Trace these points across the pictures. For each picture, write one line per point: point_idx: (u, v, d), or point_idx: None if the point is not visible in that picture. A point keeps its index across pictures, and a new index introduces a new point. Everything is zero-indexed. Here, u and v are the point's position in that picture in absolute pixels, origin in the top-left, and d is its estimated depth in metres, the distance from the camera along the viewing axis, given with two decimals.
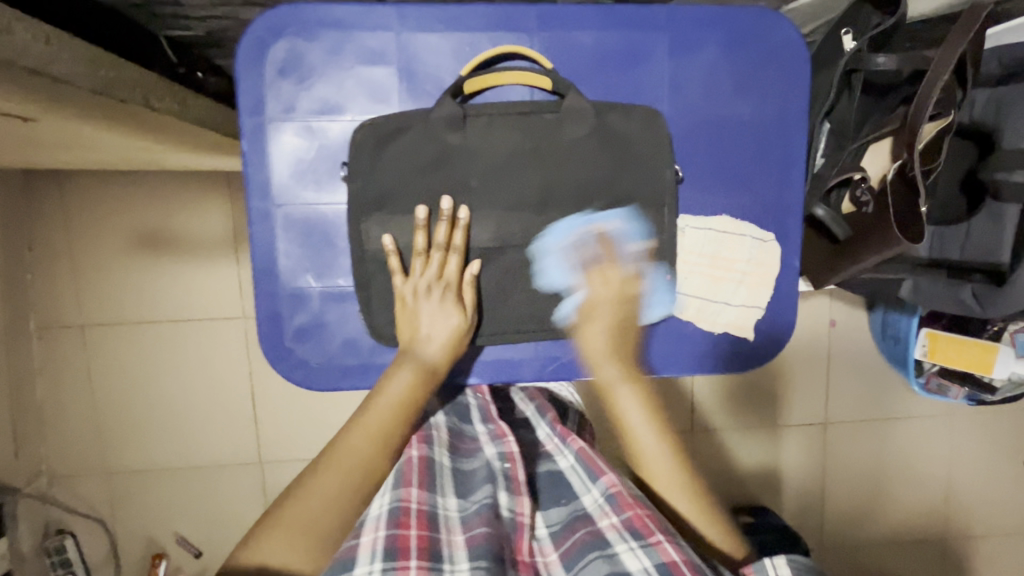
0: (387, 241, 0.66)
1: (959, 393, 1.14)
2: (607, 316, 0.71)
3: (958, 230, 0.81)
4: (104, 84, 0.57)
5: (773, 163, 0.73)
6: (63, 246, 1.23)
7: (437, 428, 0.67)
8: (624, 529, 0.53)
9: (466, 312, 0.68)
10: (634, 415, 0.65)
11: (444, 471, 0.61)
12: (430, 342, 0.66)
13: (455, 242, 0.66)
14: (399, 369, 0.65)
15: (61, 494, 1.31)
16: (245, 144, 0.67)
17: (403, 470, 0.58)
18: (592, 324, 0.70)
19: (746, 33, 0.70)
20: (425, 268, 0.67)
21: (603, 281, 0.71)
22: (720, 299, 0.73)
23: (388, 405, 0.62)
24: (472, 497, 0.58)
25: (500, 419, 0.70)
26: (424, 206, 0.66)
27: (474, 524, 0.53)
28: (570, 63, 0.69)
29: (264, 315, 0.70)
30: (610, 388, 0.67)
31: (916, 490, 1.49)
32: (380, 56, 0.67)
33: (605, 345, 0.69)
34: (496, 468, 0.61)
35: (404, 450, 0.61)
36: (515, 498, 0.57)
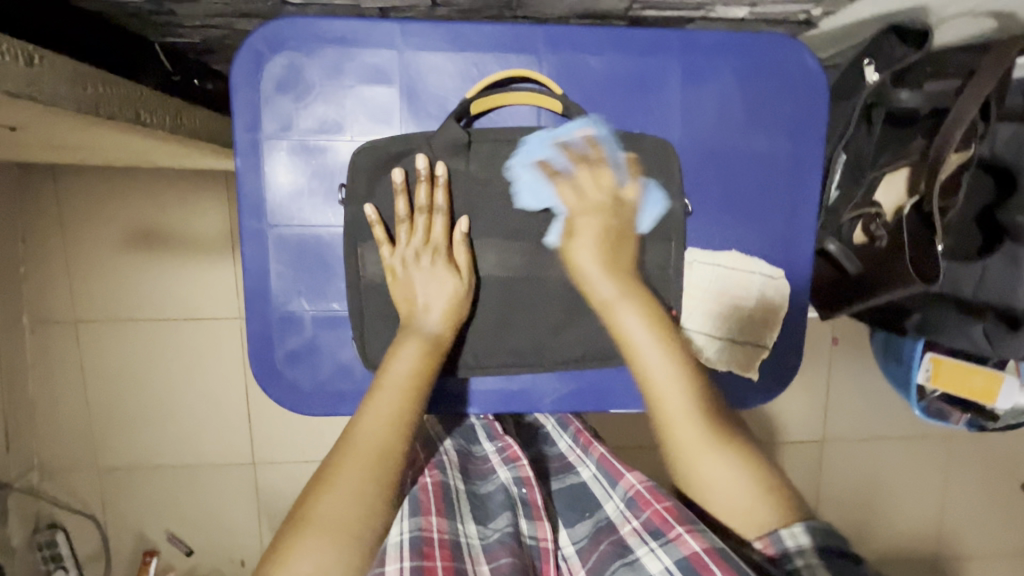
0: (370, 211, 0.63)
1: (961, 419, 1.09)
2: (591, 229, 0.65)
3: (971, 270, 0.78)
4: (91, 100, 0.54)
5: (785, 195, 0.71)
6: (56, 240, 1.20)
7: (448, 454, 0.66)
8: (644, 530, 0.54)
9: (460, 275, 0.64)
10: (637, 331, 0.60)
11: (461, 497, 0.59)
12: (429, 310, 0.63)
13: (438, 202, 0.63)
14: (402, 344, 0.61)
15: (51, 488, 1.30)
16: (240, 162, 0.65)
17: (420, 497, 0.55)
18: (582, 232, 0.64)
19: (763, 62, 0.68)
20: (411, 236, 0.64)
21: (587, 189, 0.66)
22: (725, 334, 0.71)
23: (403, 380, 0.59)
24: (493, 525, 0.57)
25: (509, 437, 0.69)
26: (400, 168, 0.63)
27: (498, 553, 0.52)
28: (580, 87, 0.66)
29: (255, 338, 0.68)
30: (609, 307, 0.62)
31: (911, 511, 1.48)
32: (382, 75, 0.64)
33: (590, 259, 0.63)
34: (512, 493, 0.60)
35: (418, 477, 0.59)
36: (535, 524, 0.58)
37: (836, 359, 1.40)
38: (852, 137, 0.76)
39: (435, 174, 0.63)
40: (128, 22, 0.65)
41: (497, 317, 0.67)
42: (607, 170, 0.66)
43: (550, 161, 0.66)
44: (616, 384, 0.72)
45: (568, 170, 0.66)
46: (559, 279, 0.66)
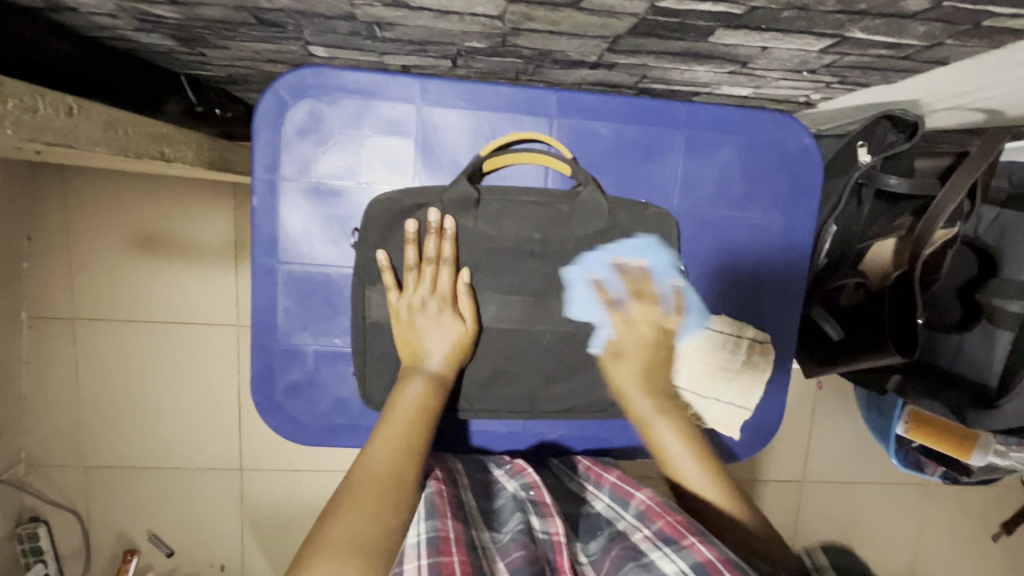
0: (382, 257, 0.65)
1: (936, 471, 1.15)
2: (636, 357, 0.68)
3: (950, 343, 0.81)
4: (119, 142, 0.57)
5: (775, 264, 0.74)
6: (63, 239, 1.22)
7: (460, 473, 0.67)
8: (657, 538, 0.53)
9: (465, 320, 0.66)
10: (674, 446, 0.61)
11: (472, 509, 0.61)
12: (433, 355, 0.65)
13: (446, 253, 0.65)
14: (407, 382, 0.63)
15: (37, 483, 1.30)
16: (256, 201, 0.67)
17: (436, 501, 0.56)
18: (627, 362, 0.68)
19: (763, 138, 0.72)
20: (418, 284, 0.66)
21: (639, 320, 0.70)
22: (719, 398, 0.74)
23: (409, 412, 0.60)
24: (506, 528, 0.58)
25: (516, 459, 0.72)
26: (414, 221, 0.65)
27: (512, 549, 0.53)
28: (586, 151, 0.69)
29: (257, 369, 0.71)
30: (646, 424, 0.64)
31: (882, 556, 1.52)
32: (400, 128, 0.67)
33: (632, 383, 0.67)
34: (522, 500, 0.62)
35: (431, 484, 0.59)
36: (547, 521, 0.58)
37: (819, 404, 1.43)
38: (840, 210, 0.78)
39: (444, 227, 0.65)
40: (156, 59, 0.68)
41: (493, 366, 0.69)
42: (657, 302, 0.70)
43: (606, 282, 0.69)
44: (595, 431, 0.77)
45: (626, 305, 0.70)
46: (555, 334, 0.69)
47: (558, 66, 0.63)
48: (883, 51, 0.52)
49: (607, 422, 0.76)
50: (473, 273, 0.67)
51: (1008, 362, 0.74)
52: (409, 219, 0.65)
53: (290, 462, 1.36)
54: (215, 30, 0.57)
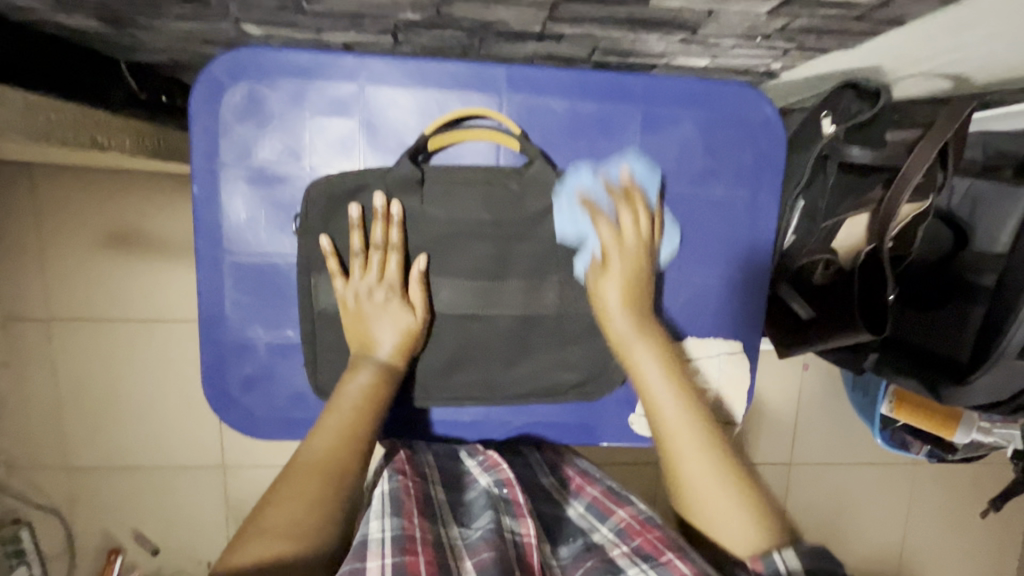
0: (325, 241, 0.62)
1: (921, 450, 1.14)
2: (623, 268, 0.64)
3: (922, 319, 0.79)
4: (45, 129, 0.55)
5: (739, 240, 0.72)
6: (28, 238, 1.19)
7: (429, 465, 0.67)
8: (635, 555, 0.56)
9: (415, 309, 0.63)
10: (654, 377, 0.62)
11: (442, 504, 0.62)
12: (380, 343, 0.62)
13: (393, 240, 0.62)
14: (355, 373, 0.61)
15: (17, 485, 1.29)
16: (197, 189, 0.65)
17: (403, 497, 0.58)
18: (617, 270, 0.64)
19: (723, 110, 0.69)
20: (365, 272, 0.63)
21: (631, 232, 0.65)
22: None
23: (354, 402, 0.60)
24: (475, 524, 0.59)
25: (489, 450, 0.70)
26: (358, 205, 0.61)
27: (480, 549, 0.54)
28: (538, 128, 0.67)
29: (207, 362, 0.69)
30: (625, 345, 0.63)
31: (871, 535, 1.51)
32: (344, 108, 0.65)
33: (620, 299, 0.63)
34: (494, 496, 0.62)
35: (399, 478, 0.61)
36: (517, 520, 0.59)
37: (803, 385, 1.42)
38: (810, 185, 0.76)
39: (390, 213, 0.61)
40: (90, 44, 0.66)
41: (450, 352, 0.67)
42: (644, 210, 0.66)
43: (593, 196, 0.66)
44: (560, 420, 0.74)
45: (614, 215, 0.66)
46: (509, 320, 0.66)
47: (503, 40, 0.61)
48: (834, 12, 0.50)
49: (573, 408, 0.74)
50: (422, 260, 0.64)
51: (975, 345, 0.72)
52: (350, 202, 0.62)
53: (271, 457, 1.35)
54: (138, 8, 0.54)
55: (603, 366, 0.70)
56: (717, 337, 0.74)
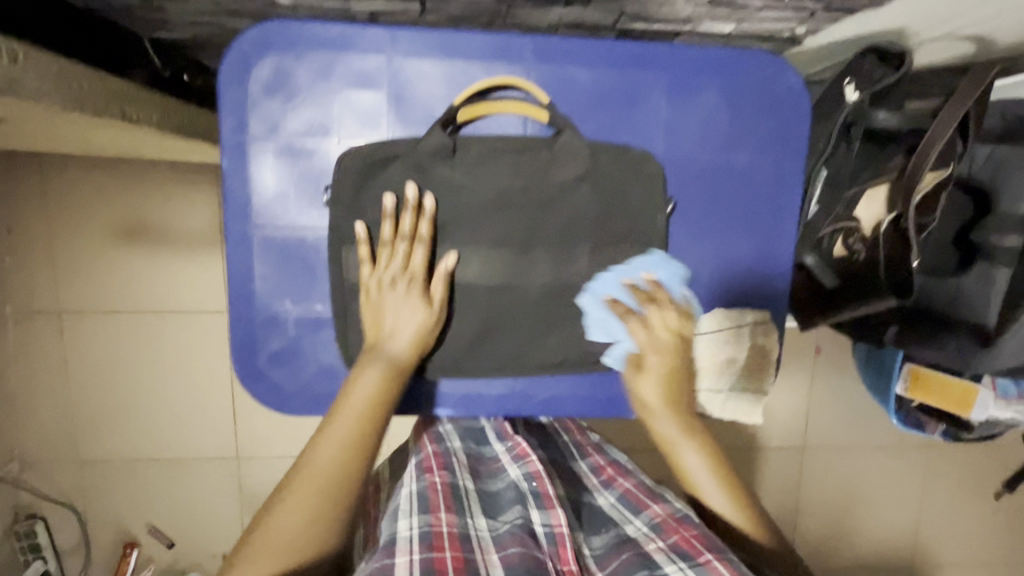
0: (359, 228, 0.62)
1: (937, 429, 1.15)
2: (660, 368, 0.66)
3: (946, 286, 0.79)
4: (76, 97, 0.54)
5: (768, 209, 0.72)
6: (42, 231, 1.19)
7: (455, 455, 0.73)
8: (671, 551, 0.56)
9: (432, 306, 0.63)
10: (699, 472, 0.62)
11: (469, 495, 0.66)
12: (395, 336, 0.62)
13: (422, 232, 0.62)
14: (363, 369, 0.61)
15: (33, 479, 1.29)
16: (227, 164, 0.65)
17: (430, 496, 0.62)
18: (653, 376, 0.66)
19: (750, 78, 0.69)
20: (390, 260, 0.63)
21: (663, 335, 0.66)
22: (722, 386, 0.71)
23: (361, 403, 0.60)
24: (502, 518, 0.64)
25: (518, 437, 0.76)
26: (393, 194, 0.62)
27: (507, 543, 0.58)
28: (565, 97, 0.66)
29: (237, 338, 0.68)
30: (670, 446, 0.64)
31: (883, 518, 1.51)
32: (371, 80, 0.65)
33: (660, 399, 0.65)
34: (524, 489, 0.67)
35: (427, 476, 0.66)
36: (547, 513, 0.62)
37: (816, 367, 1.42)
38: (833, 154, 0.76)
39: (423, 205, 0.62)
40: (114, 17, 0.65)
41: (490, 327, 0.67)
42: (671, 305, 0.67)
43: (620, 298, 0.67)
44: (588, 394, 0.72)
45: (645, 319, 0.67)
46: (539, 290, 0.66)
47: (531, 5, 0.61)
48: None
49: (603, 380, 0.72)
50: (455, 231, 0.64)
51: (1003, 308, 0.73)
52: (384, 193, 0.63)
53: (285, 448, 1.35)
54: None
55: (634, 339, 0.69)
56: (747, 309, 0.72)
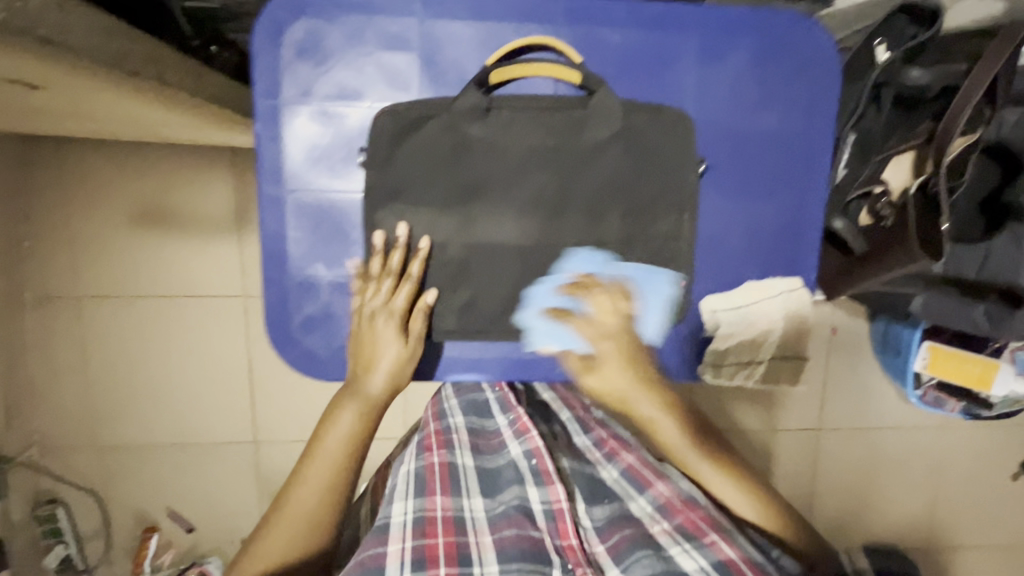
0: (377, 239, 0.64)
1: (955, 407, 1.14)
2: (614, 353, 0.68)
3: (974, 253, 0.80)
4: (115, 57, 0.55)
5: (797, 172, 0.71)
6: (62, 216, 1.20)
7: (456, 431, 0.79)
8: (676, 533, 0.65)
9: (409, 339, 0.66)
10: (678, 443, 0.72)
11: (468, 473, 0.74)
12: (373, 372, 0.66)
13: (413, 272, 0.65)
14: (340, 410, 0.67)
15: (55, 464, 1.30)
16: (259, 128, 0.65)
17: (427, 479, 0.70)
18: (606, 364, 0.68)
19: (780, 38, 0.68)
20: (374, 294, 0.66)
21: (603, 320, 0.68)
22: (761, 358, 0.74)
23: (337, 447, 0.66)
24: (499, 497, 0.72)
25: (519, 411, 0.81)
26: (382, 232, 0.64)
27: (502, 525, 0.66)
28: (596, 58, 0.67)
29: (271, 302, 0.69)
30: (655, 424, 0.70)
31: (909, 501, 1.49)
32: (402, 43, 0.65)
33: (626, 382, 0.68)
34: (523, 467, 0.74)
35: (426, 456, 0.74)
36: (547, 489, 0.70)
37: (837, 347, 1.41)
38: (863, 117, 0.77)
39: (419, 247, 0.65)
40: None
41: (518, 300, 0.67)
42: (608, 292, 0.67)
43: (558, 302, 0.68)
44: None
45: (585, 307, 0.68)
46: (571, 251, 0.66)
47: None
48: None
49: (633, 343, 0.72)
50: (488, 191, 0.64)
51: None
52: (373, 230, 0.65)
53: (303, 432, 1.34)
54: None
55: (665, 301, 0.69)
56: (778, 277, 0.73)
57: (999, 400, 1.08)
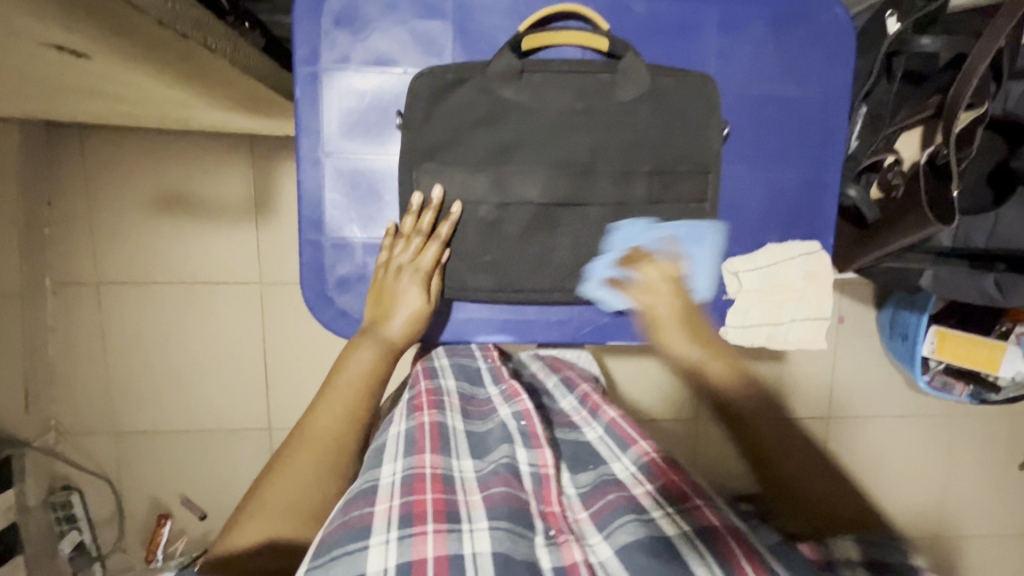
0: (415, 198, 0.66)
1: (963, 391, 1.14)
2: (670, 303, 0.73)
3: (984, 220, 0.83)
4: (169, 14, 0.58)
5: (812, 137, 0.74)
6: (81, 198, 1.18)
7: (448, 394, 0.71)
8: (658, 496, 0.54)
9: (429, 297, 0.69)
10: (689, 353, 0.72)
11: (457, 435, 0.65)
12: (391, 321, 0.68)
13: (441, 232, 0.67)
14: (360, 347, 0.66)
15: (68, 450, 1.27)
16: (299, 92, 0.68)
17: (416, 437, 0.61)
18: (662, 315, 0.73)
19: (796, 10, 0.72)
20: (404, 250, 0.68)
21: (655, 287, 0.72)
22: (782, 319, 0.75)
23: (355, 380, 0.63)
24: (489, 458, 0.61)
25: (512, 381, 0.74)
26: (419, 194, 0.66)
27: (491, 483, 0.56)
28: (621, 30, 0.70)
29: (308, 263, 0.71)
30: (699, 365, 0.71)
31: (943, 492, 1.45)
32: (436, 11, 0.68)
33: (678, 329, 0.73)
34: (511, 428, 0.64)
35: (416, 416, 0.65)
36: (535, 452, 0.60)
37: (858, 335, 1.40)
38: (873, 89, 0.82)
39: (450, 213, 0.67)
40: None
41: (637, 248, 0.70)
42: (659, 258, 0.71)
43: (615, 276, 0.71)
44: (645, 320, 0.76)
45: (633, 276, 0.72)
46: (601, 208, 0.68)
47: None
48: None
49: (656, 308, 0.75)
50: (522, 153, 0.67)
51: None
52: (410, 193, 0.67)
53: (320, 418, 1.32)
54: None
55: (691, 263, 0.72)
56: (796, 240, 0.75)
57: (1006, 383, 1.08)
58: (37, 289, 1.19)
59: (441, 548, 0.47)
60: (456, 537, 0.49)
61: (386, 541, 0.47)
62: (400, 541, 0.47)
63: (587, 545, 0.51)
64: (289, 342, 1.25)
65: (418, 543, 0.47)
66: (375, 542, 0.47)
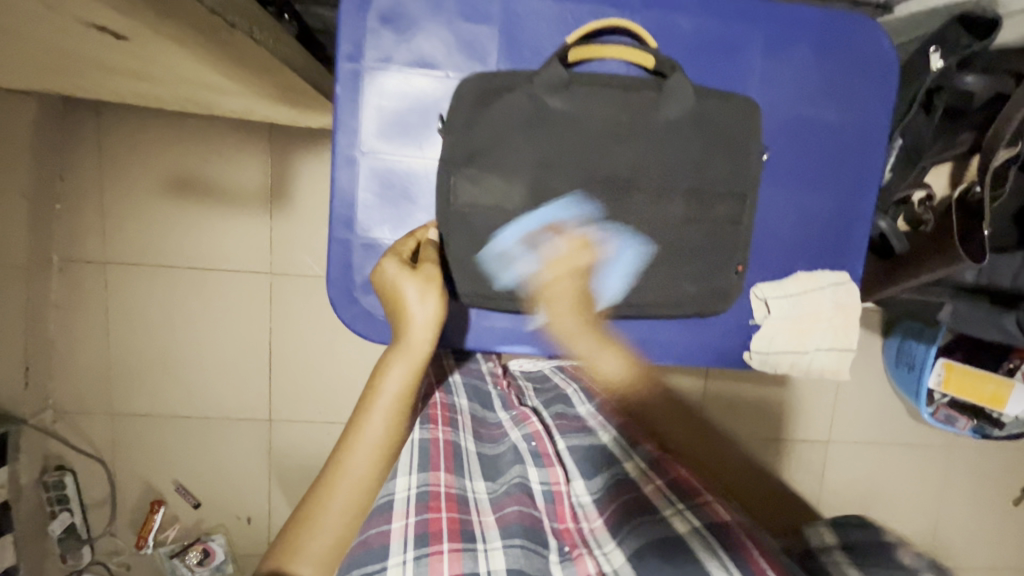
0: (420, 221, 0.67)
1: (966, 425, 1.14)
2: (565, 298, 0.70)
3: (1011, 258, 0.82)
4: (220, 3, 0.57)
5: (849, 165, 0.74)
6: (95, 176, 1.16)
7: (461, 412, 0.72)
8: (668, 492, 0.54)
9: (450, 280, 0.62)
10: (616, 373, 0.75)
11: (469, 455, 0.65)
12: (422, 320, 0.58)
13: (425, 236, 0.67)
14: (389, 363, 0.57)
15: (64, 430, 1.25)
16: (339, 88, 0.67)
17: (430, 451, 0.60)
18: (561, 306, 0.71)
19: (843, 38, 0.71)
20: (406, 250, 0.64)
21: (557, 270, 0.69)
22: (807, 347, 0.74)
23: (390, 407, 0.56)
24: (501, 479, 0.61)
25: (520, 407, 0.74)
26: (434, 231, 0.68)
27: (505, 503, 0.56)
28: (667, 47, 0.70)
29: (336, 262, 0.70)
30: (589, 360, 0.74)
31: (937, 523, 1.45)
32: (484, 16, 0.68)
33: (576, 323, 0.72)
34: (522, 448, 0.64)
35: (430, 429, 0.64)
36: (546, 470, 0.60)
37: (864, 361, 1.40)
38: (910, 123, 0.80)
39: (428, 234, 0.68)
40: None
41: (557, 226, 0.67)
42: (585, 244, 0.67)
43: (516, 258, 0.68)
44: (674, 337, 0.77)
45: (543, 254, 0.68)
46: (638, 224, 0.67)
47: None
48: None
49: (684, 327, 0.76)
50: (562, 163, 0.66)
51: None
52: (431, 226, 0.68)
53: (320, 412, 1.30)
54: None
55: (723, 286, 0.71)
56: (825, 270, 0.75)
57: (1010, 420, 1.08)
58: (45, 265, 1.17)
59: (457, 566, 0.48)
60: (472, 555, 0.49)
61: (404, 562, 0.48)
62: (417, 561, 0.48)
63: (600, 554, 0.51)
64: (293, 333, 1.23)
65: (434, 564, 0.48)
66: (393, 563, 0.48)
